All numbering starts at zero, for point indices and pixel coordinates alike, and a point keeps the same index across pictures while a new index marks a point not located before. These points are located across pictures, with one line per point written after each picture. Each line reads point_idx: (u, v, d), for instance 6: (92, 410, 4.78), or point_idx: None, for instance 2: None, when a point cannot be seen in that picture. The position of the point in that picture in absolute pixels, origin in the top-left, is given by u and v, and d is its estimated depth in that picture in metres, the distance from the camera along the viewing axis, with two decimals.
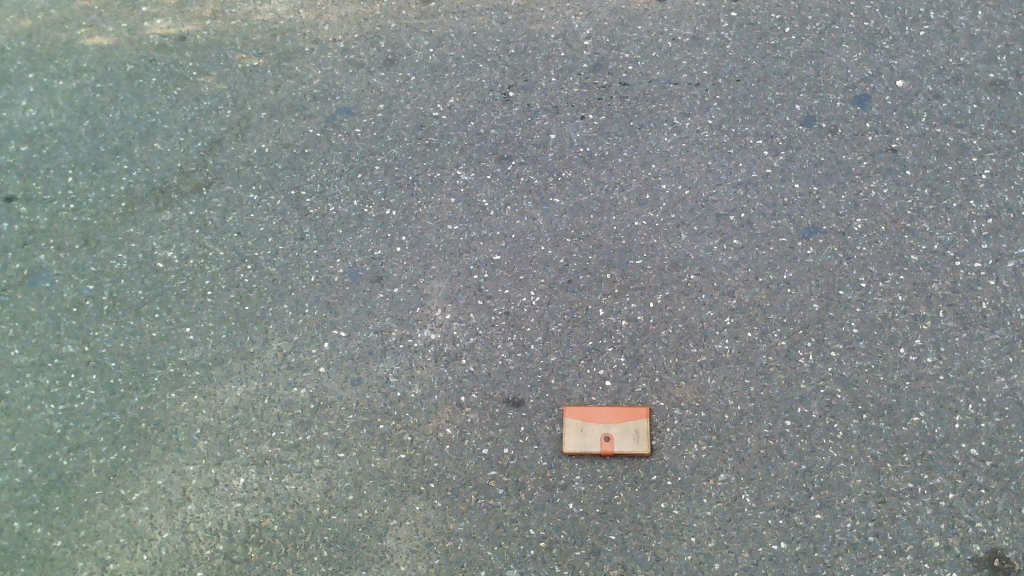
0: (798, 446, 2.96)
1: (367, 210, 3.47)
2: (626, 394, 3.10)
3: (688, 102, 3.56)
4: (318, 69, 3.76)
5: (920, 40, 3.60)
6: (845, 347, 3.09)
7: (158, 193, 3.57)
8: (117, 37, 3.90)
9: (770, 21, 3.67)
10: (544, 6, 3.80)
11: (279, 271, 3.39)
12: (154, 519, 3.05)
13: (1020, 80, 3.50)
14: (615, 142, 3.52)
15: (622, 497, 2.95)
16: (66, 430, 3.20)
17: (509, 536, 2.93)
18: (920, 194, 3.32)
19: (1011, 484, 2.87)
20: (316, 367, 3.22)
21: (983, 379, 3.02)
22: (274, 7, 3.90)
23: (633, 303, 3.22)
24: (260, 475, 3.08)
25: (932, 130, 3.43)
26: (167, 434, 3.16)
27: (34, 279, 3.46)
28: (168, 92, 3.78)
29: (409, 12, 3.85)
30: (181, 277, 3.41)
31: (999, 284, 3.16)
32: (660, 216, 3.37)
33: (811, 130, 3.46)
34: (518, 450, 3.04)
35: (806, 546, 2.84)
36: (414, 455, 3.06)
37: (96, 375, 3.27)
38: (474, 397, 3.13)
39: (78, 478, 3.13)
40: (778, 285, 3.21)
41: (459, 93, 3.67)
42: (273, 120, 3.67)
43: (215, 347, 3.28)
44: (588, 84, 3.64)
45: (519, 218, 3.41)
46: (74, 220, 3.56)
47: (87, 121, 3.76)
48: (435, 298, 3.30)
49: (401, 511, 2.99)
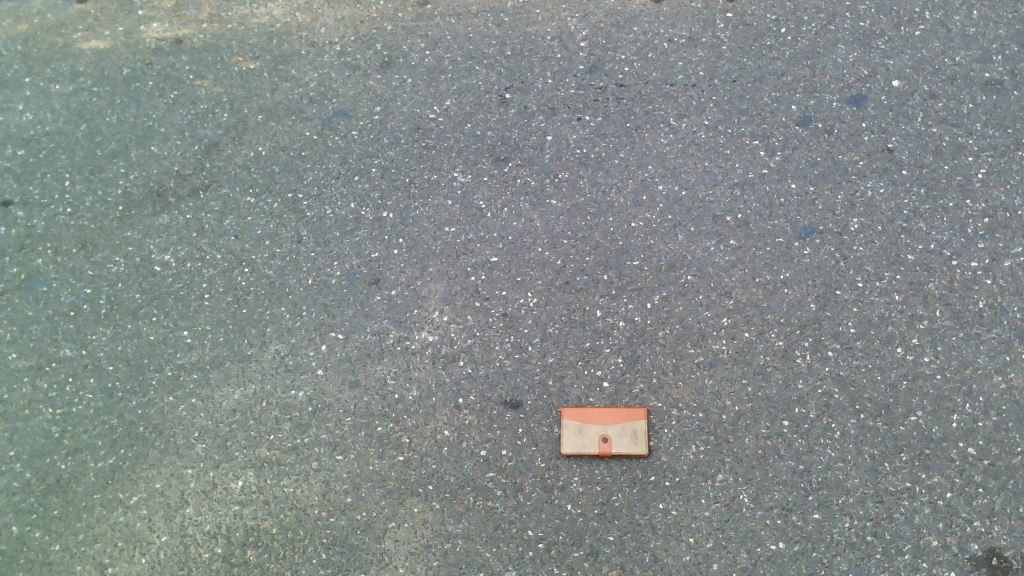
0: (796, 446, 2.96)
1: (364, 212, 3.47)
2: (624, 395, 3.10)
3: (684, 103, 3.57)
4: (315, 72, 3.77)
5: (915, 40, 3.61)
6: (842, 347, 3.10)
7: (155, 197, 3.57)
8: (113, 41, 3.91)
9: (765, 22, 3.68)
10: (540, 8, 3.81)
11: (276, 274, 3.39)
12: (152, 523, 3.05)
13: (1016, 79, 3.51)
14: (612, 143, 3.52)
15: (620, 498, 2.95)
16: (64, 434, 3.20)
17: (507, 537, 2.93)
18: (917, 194, 3.32)
19: (1010, 483, 2.87)
20: (313, 369, 3.22)
21: (980, 378, 3.02)
22: (271, 11, 3.91)
23: (631, 305, 3.23)
24: (258, 478, 3.08)
25: (928, 130, 3.44)
26: (165, 437, 3.16)
27: (32, 283, 3.46)
28: (165, 95, 3.79)
29: (406, 14, 3.86)
30: (178, 280, 3.41)
31: (996, 283, 3.16)
32: (657, 217, 3.37)
33: (807, 130, 3.47)
34: (517, 451, 3.04)
35: (805, 546, 2.84)
36: (412, 457, 3.06)
37: (94, 379, 3.27)
38: (472, 399, 3.13)
39: (76, 482, 3.13)
40: (775, 285, 3.21)
41: (456, 94, 3.67)
42: (270, 123, 3.68)
43: (213, 350, 3.28)
44: (585, 85, 3.64)
45: (517, 220, 3.41)
46: (71, 223, 3.56)
47: (84, 125, 3.76)
48: (433, 300, 3.31)
49: (400, 513, 2.99)
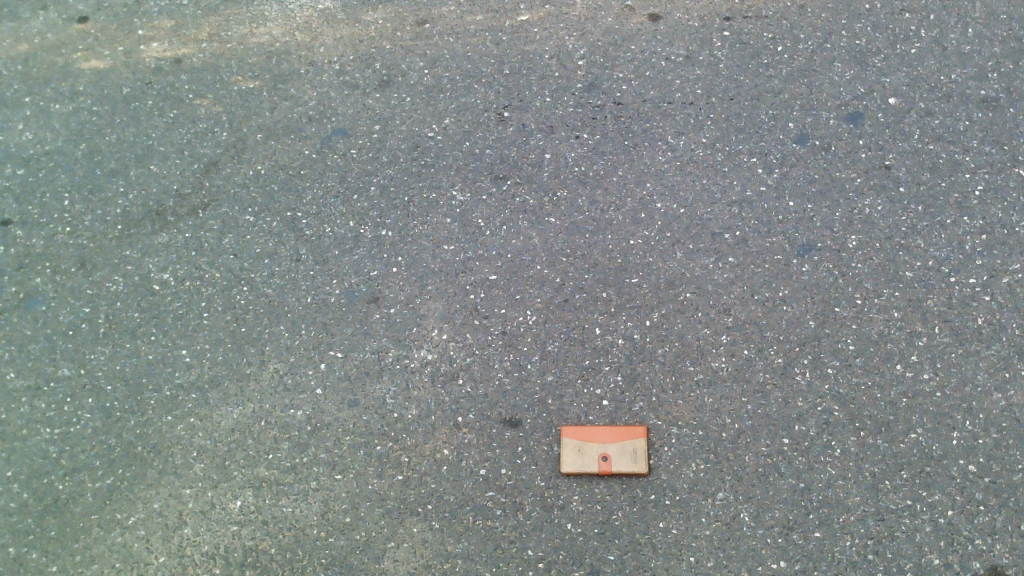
0: (796, 464, 2.95)
1: (363, 231, 3.48)
2: (623, 413, 3.10)
3: (682, 121, 3.59)
4: (314, 91, 3.79)
5: (911, 58, 3.64)
6: (842, 364, 3.09)
7: (154, 216, 3.57)
8: (113, 61, 3.94)
9: (762, 40, 3.71)
10: (538, 27, 3.85)
11: (275, 293, 3.39)
12: (150, 544, 3.02)
13: (1012, 97, 3.52)
14: (610, 161, 3.54)
15: (620, 517, 2.94)
16: (63, 454, 3.19)
17: (507, 557, 2.91)
18: (914, 211, 3.33)
19: (1011, 501, 2.86)
20: (312, 389, 3.21)
21: (980, 395, 3.02)
22: (270, 31, 3.95)
23: (630, 322, 3.23)
24: (257, 498, 3.07)
25: (924, 147, 3.45)
26: (164, 457, 3.15)
27: (30, 302, 3.46)
28: (164, 115, 3.80)
29: (405, 33, 3.89)
30: (177, 299, 3.41)
31: (994, 299, 3.17)
32: (656, 235, 3.38)
33: (804, 148, 3.48)
34: (516, 471, 3.03)
35: (807, 564, 2.82)
36: (412, 476, 3.05)
37: (92, 399, 3.26)
38: (471, 418, 3.12)
39: (74, 503, 3.11)
40: (774, 302, 3.22)
41: (454, 113, 3.69)
42: (269, 141, 3.69)
43: (212, 369, 3.27)
44: (582, 103, 3.66)
45: (516, 238, 3.42)
46: (70, 243, 3.56)
47: (83, 144, 3.77)
48: (432, 318, 3.30)
49: (399, 533, 2.97)
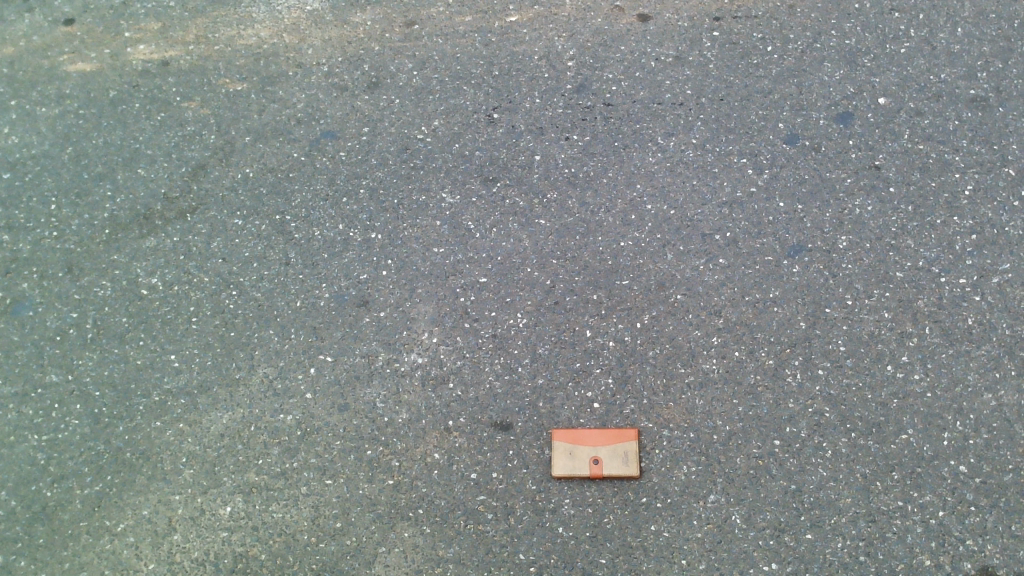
0: (787, 466, 2.95)
1: (352, 234, 3.46)
2: (615, 416, 3.08)
3: (672, 122, 3.58)
4: (302, 93, 3.77)
5: (901, 58, 3.63)
6: (833, 364, 3.09)
7: (141, 219, 3.55)
8: (100, 63, 3.92)
9: (751, 40, 3.71)
10: (527, 28, 3.84)
11: (264, 296, 3.37)
12: (139, 551, 3.01)
13: (1001, 96, 3.52)
14: (600, 162, 3.52)
15: (611, 520, 2.93)
16: (50, 460, 3.16)
17: (498, 561, 2.90)
18: (904, 211, 3.33)
19: (1002, 500, 2.86)
20: (302, 394, 3.20)
21: (970, 396, 3.02)
22: (257, 33, 3.92)
23: (621, 324, 3.22)
24: (247, 503, 3.05)
25: (915, 147, 3.45)
26: (153, 463, 3.13)
27: (16, 308, 3.43)
28: (152, 117, 3.77)
29: (393, 35, 3.87)
30: (166, 304, 3.39)
31: (984, 299, 3.17)
32: (646, 236, 3.37)
33: (794, 148, 3.47)
34: (507, 474, 3.02)
35: (798, 567, 2.82)
36: (403, 481, 3.04)
37: (80, 404, 3.24)
38: (461, 422, 3.11)
39: (62, 510, 3.09)
40: (764, 304, 3.21)
41: (444, 114, 3.67)
42: (258, 145, 3.67)
43: (200, 374, 3.25)
44: (572, 104, 3.65)
45: (506, 240, 3.41)
46: (57, 248, 3.54)
47: (70, 148, 3.74)
48: (422, 321, 3.29)
49: (390, 538, 2.96)
